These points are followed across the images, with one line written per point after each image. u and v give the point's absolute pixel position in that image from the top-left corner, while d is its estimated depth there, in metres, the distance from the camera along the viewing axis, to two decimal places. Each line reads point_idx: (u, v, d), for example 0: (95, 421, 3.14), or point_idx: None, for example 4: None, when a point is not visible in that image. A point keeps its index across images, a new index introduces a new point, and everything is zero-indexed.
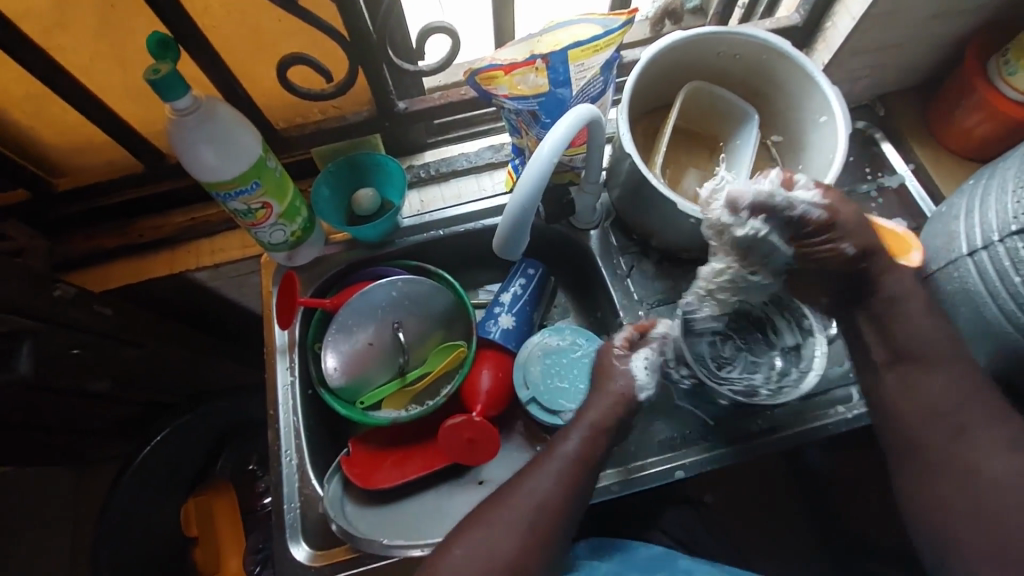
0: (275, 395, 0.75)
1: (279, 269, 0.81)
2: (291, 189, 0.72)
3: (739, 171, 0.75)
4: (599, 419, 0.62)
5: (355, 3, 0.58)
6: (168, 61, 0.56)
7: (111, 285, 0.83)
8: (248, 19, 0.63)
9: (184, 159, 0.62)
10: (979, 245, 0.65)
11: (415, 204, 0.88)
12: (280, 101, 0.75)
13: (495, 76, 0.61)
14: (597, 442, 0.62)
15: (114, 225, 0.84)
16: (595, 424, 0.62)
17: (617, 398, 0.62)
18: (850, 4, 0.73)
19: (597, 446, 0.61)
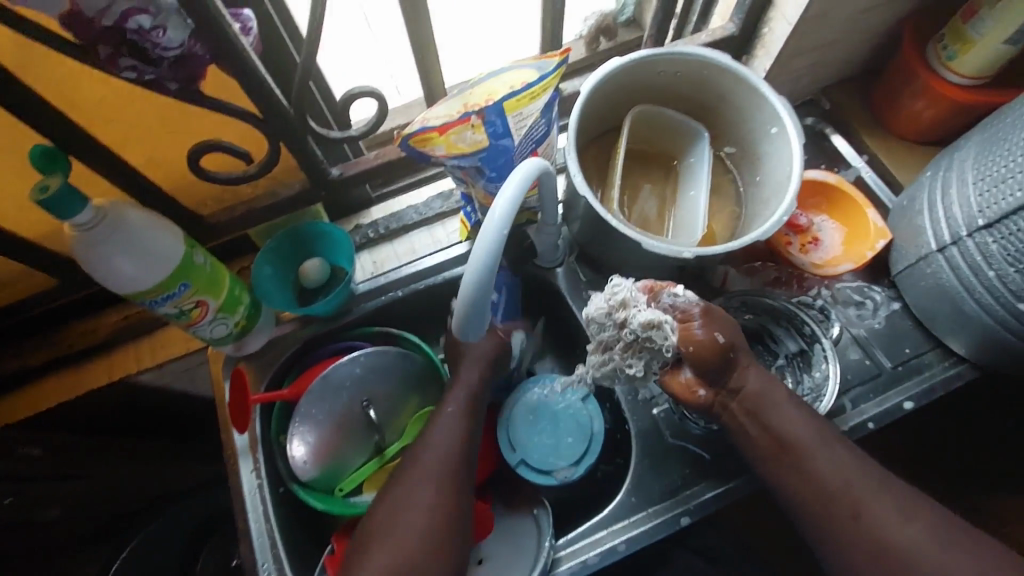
0: (243, 503, 0.69)
1: (227, 359, 0.74)
2: (227, 278, 0.66)
3: (699, 191, 0.72)
4: (417, 475, 0.60)
5: (263, 82, 0.53)
6: (58, 176, 0.49)
7: (44, 406, 0.75)
8: (149, 110, 0.57)
9: (97, 274, 0.56)
10: (949, 241, 0.64)
11: (367, 266, 0.82)
12: (201, 186, 0.69)
13: (429, 138, 0.58)
14: (407, 500, 0.58)
15: (36, 340, 0.76)
16: (416, 481, 0.59)
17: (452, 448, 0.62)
18: (784, 8, 0.71)
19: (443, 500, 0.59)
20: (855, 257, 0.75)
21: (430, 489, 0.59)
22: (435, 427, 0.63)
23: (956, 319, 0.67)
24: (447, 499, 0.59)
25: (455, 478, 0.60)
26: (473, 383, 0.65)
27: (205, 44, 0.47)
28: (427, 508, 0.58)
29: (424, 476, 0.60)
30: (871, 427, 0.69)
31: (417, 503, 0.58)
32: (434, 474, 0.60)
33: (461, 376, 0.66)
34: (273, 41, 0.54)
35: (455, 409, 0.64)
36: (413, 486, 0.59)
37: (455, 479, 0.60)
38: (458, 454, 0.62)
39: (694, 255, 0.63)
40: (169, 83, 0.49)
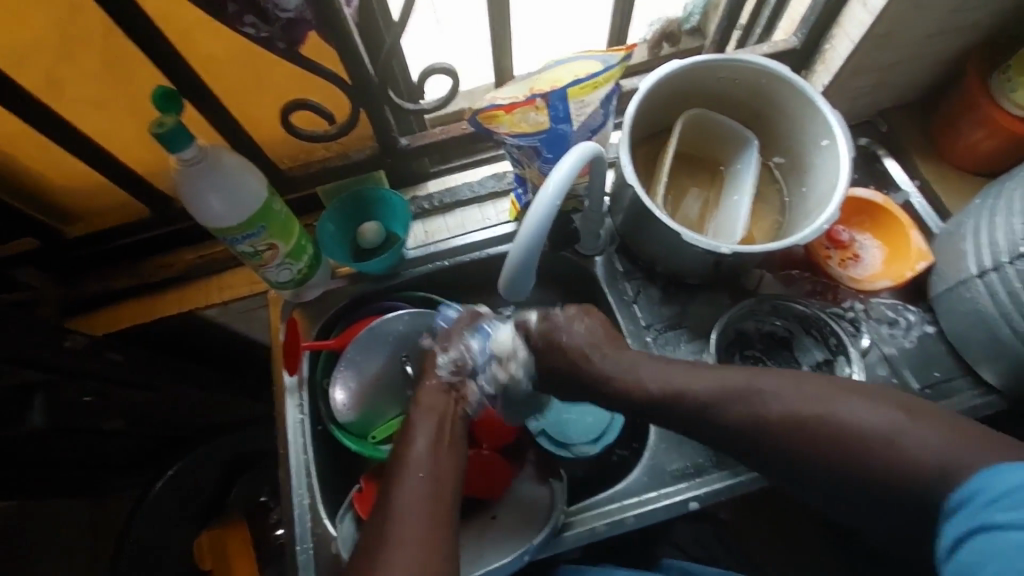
0: (285, 434, 0.75)
1: (285, 305, 0.81)
2: (297, 227, 0.72)
3: (742, 197, 0.75)
4: (403, 482, 0.60)
5: (356, 52, 0.59)
6: (172, 115, 0.57)
7: (125, 325, 0.84)
8: (251, 67, 0.65)
9: (192, 207, 0.63)
10: (989, 267, 0.65)
11: (419, 235, 0.88)
12: (284, 142, 0.76)
13: (495, 116, 0.63)
14: (398, 502, 0.58)
15: (123, 266, 0.85)
16: (401, 487, 0.59)
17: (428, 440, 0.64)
18: (847, 27, 0.73)
19: (436, 482, 0.60)
20: (894, 276, 0.76)
21: (416, 490, 0.59)
22: (414, 437, 0.64)
23: (991, 347, 0.68)
24: (434, 497, 0.59)
25: (440, 493, 0.60)
26: (438, 390, 0.69)
27: (313, 10, 0.54)
28: (418, 507, 0.58)
29: (410, 477, 0.60)
30: None
31: (405, 503, 0.58)
32: (421, 480, 0.60)
33: (424, 398, 0.67)
34: (368, 16, 0.61)
35: (432, 414, 0.66)
36: (400, 490, 0.59)
37: (440, 482, 0.61)
38: (441, 457, 0.63)
39: (731, 252, 0.66)
40: (277, 42, 0.55)
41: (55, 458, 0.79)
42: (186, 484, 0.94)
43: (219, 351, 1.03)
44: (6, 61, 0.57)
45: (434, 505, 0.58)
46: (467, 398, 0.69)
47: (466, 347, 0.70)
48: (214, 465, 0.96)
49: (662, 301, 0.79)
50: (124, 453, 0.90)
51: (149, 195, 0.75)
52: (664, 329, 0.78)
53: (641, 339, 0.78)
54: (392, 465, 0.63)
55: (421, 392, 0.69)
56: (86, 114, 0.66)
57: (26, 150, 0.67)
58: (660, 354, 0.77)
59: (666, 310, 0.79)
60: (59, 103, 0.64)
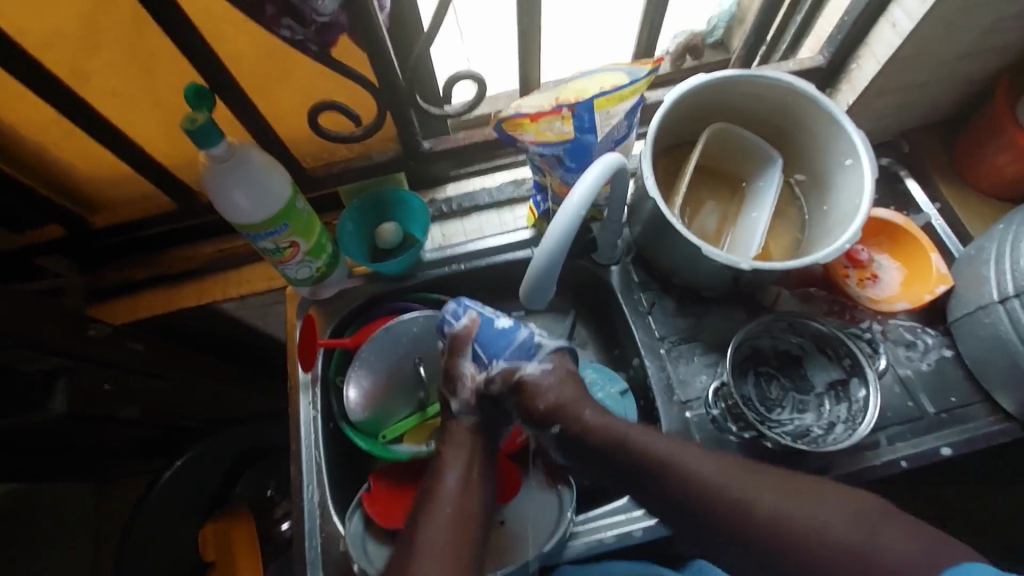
0: (298, 429, 0.75)
1: (302, 302, 0.82)
2: (318, 227, 0.73)
3: (760, 214, 0.75)
4: (431, 517, 0.62)
5: (386, 56, 0.60)
6: (204, 112, 0.57)
7: (141, 316, 0.85)
8: (281, 67, 0.66)
9: (218, 203, 0.64)
10: (1011, 293, 0.64)
11: (436, 237, 0.88)
12: (308, 140, 0.77)
13: (521, 124, 0.63)
14: (423, 540, 0.60)
15: (145, 257, 0.86)
16: (426, 525, 0.61)
17: (461, 477, 0.65)
18: (875, 47, 0.73)
19: (464, 521, 0.62)
20: (913, 298, 0.76)
21: (443, 527, 0.61)
22: (445, 472, 0.65)
23: (1010, 375, 0.67)
24: (461, 534, 0.61)
25: (466, 536, 0.61)
26: (466, 429, 0.68)
27: (348, 14, 0.54)
28: (444, 547, 0.59)
29: (436, 512, 0.62)
30: (903, 466, 0.69)
31: (432, 539, 0.60)
32: (449, 522, 0.61)
33: (454, 433, 0.68)
34: (400, 21, 0.61)
35: (461, 449, 0.67)
36: (426, 527, 0.61)
37: (467, 516, 0.62)
38: (468, 493, 0.64)
39: (750, 268, 0.65)
40: (310, 44, 0.56)
41: (68, 441, 0.79)
42: (195, 474, 0.94)
43: (232, 344, 1.04)
44: (47, 54, 0.59)
45: (457, 539, 0.60)
46: (489, 436, 0.69)
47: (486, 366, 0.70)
48: (222, 457, 0.97)
49: (677, 313, 0.79)
50: (138, 440, 0.91)
51: (174, 187, 0.76)
52: (677, 341, 0.78)
53: (654, 351, 0.78)
54: (423, 497, 0.65)
55: (450, 428, 0.69)
56: (117, 106, 0.67)
57: (57, 138, 0.68)
58: (673, 367, 0.77)
59: (681, 322, 0.79)
60: (94, 96, 0.65)
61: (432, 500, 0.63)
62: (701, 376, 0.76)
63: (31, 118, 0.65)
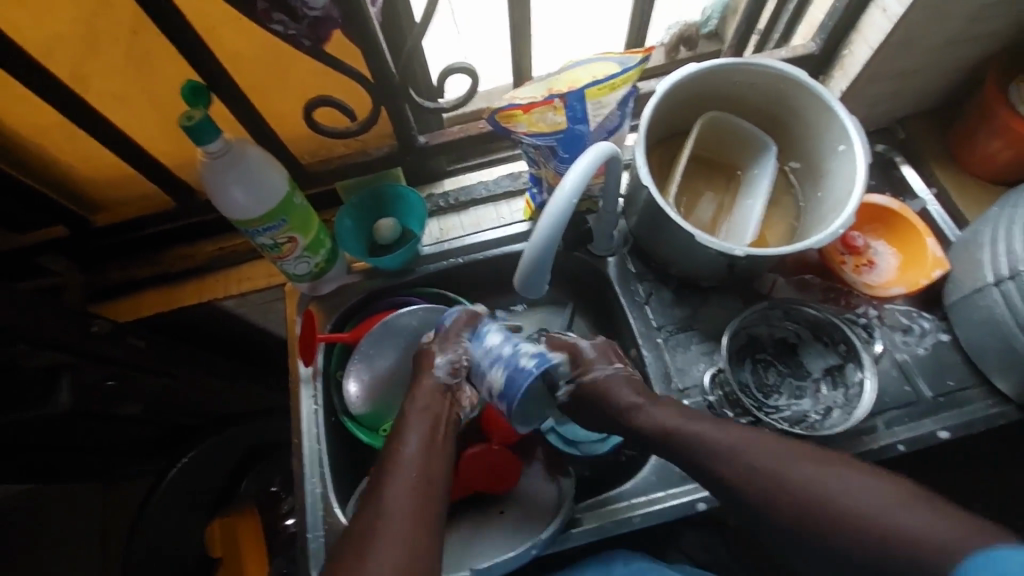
0: (299, 423, 0.76)
1: (301, 299, 0.83)
2: (316, 222, 0.74)
3: (754, 202, 0.75)
4: (392, 481, 0.59)
5: (379, 51, 0.61)
6: (200, 108, 0.58)
7: (143, 314, 0.86)
8: (277, 65, 0.66)
9: (215, 199, 0.65)
10: (1006, 275, 0.64)
11: (434, 232, 0.89)
12: (305, 137, 0.78)
13: (514, 115, 0.63)
14: (385, 505, 0.58)
15: (146, 256, 0.87)
16: (389, 487, 0.59)
17: (428, 442, 0.63)
18: (867, 33, 0.73)
19: (429, 485, 0.60)
20: (909, 284, 0.76)
21: (405, 489, 0.59)
22: (408, 435, 0.64)
23: (1007, 357, 0.68)
24: (422, 497, 0.59)
25: (429, 496, 0.59)
26: (433, 390, 0.68)
27: (340, 9, 0.55)
28: (407, 508, 0.57)
29: (399, 476, 0.60)
30: (901, 450, 0.69)
31: (395, 500, 0.58)
32: (410, 482, 0.59)
33: (420, 395, 0.67)
34: (392, 16, 0.62)
35: (426, 414, 0.65)
36: (390, 488, 0.59)
37: (429, 481, 0.60)
38: (431, 457, 0.62)
39: (744, 254, 0.66)
40: (303, 39, 0.57)
41: (76, 439, 0.80)
42: (201, 470, 0.95)
43: (234, 342, 1.05)
44: (48, 58, 0.60)
45: (421, 501, 0.58)
46: (459, 403, 0.69)
47: (465, 349, 0.71)
48: (226, 455, 0.98)
49: (674, 302, 0.80)
50: (143, 437, 0.92)
51: (173, 186, 0.77)
52: (675, 330, 0.79)
53: (652, 340, 0.78)
54: (383, 462, 0.63)
55: (420, 385, 0.69)
56: (116, 107, 0.68)
57: (58, 139, 0.69)
58: (670, 355, 0.77)
59: (678, 312, 0.79)
60: (94, 97, 0.66)
61: (393, 462, 0.62)
62: (698, 364, 0.77)
63: (33, 120, 0.66)
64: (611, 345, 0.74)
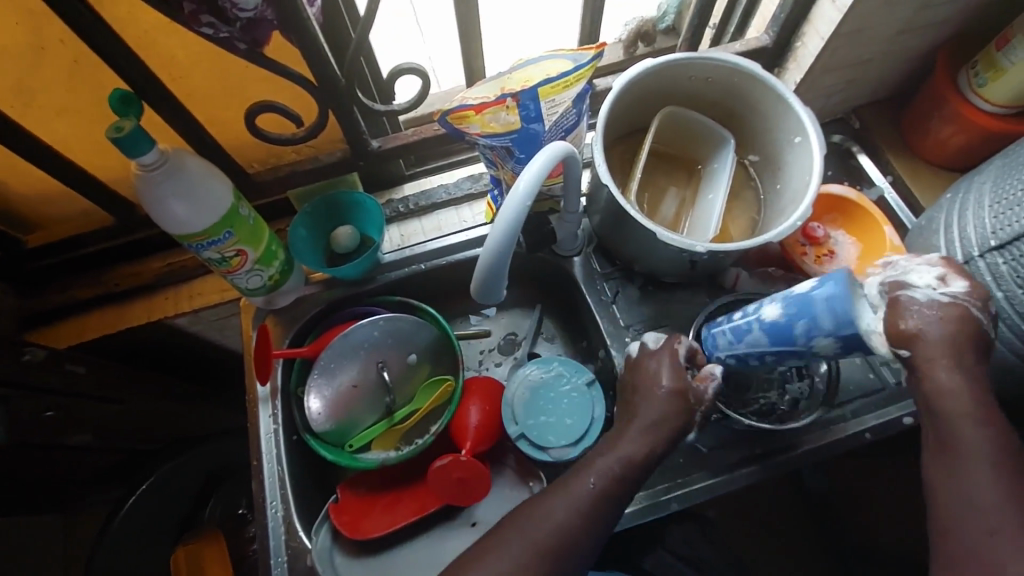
0: (258, 444, 0.74)
1: (257, 313, 0.79)
2: (267, 233, 0.71)
3: (716, 196, 0.75)
4: (540, 497, 0.58)
5: (321, 54, 0.58)
6: (130, 119, 0.55)
7: (88, 337, 0.81)
8: (214, 71, 0.63)
9: (154, 214, 0.61)
10: (960, 261, 0.65)
11: (394, 238, 0.86)
12: (251, 145, 0.74)
13: (466, 116, 0.61)
14: (519, 521, 0.57)
15: (88, 276, 0.82)
16: (530, 503, 0.58)
17: (614, 453, 0.59)
18: (817, 25, 0.73)
19: (591, 502, 0.57)
20: (869, 272, 0.77)
21: (546, 507, 0.57)
22: (624, 439, 0.60)
23: None
24: (573, 513, 0.57)
25: (574, 517, 0.57)
26: (676, 398, 0.61)
27: (273, 9, 0.52)
28: (534, 524, 0.56)
29: (549, 494, 0.58)
30: (867, 437, 0.70)
31: (527, 519, 0.56)
32: (554, 498, 0.57)
33: (657, 400, 0.61)
34: (334, 15, 0.59)
35: (655, 412, 0.60)
36: (540, 501, 0.58)
37: (575, 506, 0.57)
38: (603, 479, 0.58)
39: (707, 251, 0.65)
40: (237, 43, 0.54)
41: (20, 474, 0.76)
42: (161, 497, 0.90)
43: (193, 360, 1.00)
44: None
45: (560, 520, 0.56)
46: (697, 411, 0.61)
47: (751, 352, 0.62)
48: (187, 479, 0.94)
49: (641, 300, 0.79)
50: (96, 467, 0.87)
51: (111, 201, 0.73)
52: (643, 329, 0.78)
53: (620, 340, 0.77)
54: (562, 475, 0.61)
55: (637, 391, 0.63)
56: (43, 122, 0.64)
57: None
58: None
59: (646, 309, 0.79)
60: (16, 111, 0.61)
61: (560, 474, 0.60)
62: None
63: None
64: (936, 281, 0.49)
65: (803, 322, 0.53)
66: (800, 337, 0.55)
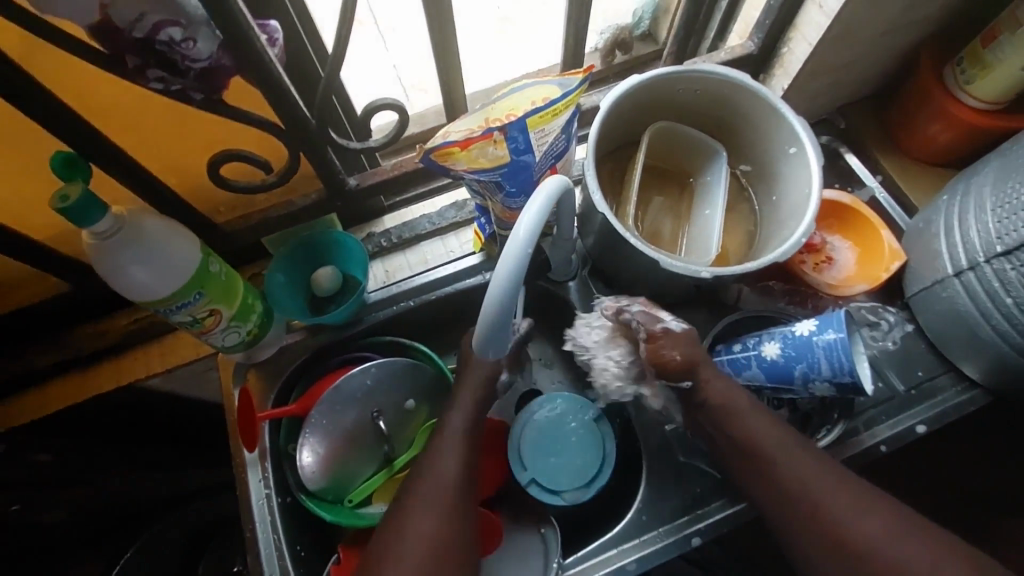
0: (251, 513, 0.68)
1: (237, 369, 0.74)
2: (241, 286, 0.65)
3: (713, 211, 0.72)
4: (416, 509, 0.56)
5: (288, 97, 0.53)
6: (77, 184, 0.49)
7: (54, 407, 0.77)
8: (169, 122, 0.57)
9: (114, 282, 0.55)
10: (965, 266, 0.64)
11: (379, 275, 0.82)
12: (215, 192, 0.69)
13: (451, 153, 0.57)
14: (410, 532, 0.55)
15: (43, 343, 0.75)
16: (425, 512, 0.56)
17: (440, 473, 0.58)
18: (804, 30, 0.71)
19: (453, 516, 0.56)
20: (870, 278, 0.75)
21: (436, 519, 0.55)
22: (446, 451, 0.59)
23: (971, 344, 0.67)
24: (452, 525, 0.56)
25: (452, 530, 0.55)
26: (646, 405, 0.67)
27: (232, 55, 0.47)
28: (427, 538, 0.55)
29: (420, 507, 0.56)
30: (883, 450, 0.69)
31: (424, 530, 0.55)
32: (445, 508, 0.56)
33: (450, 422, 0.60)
34: (297, 52, 0.54)
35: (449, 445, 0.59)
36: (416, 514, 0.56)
37: (456, 518, 0.56)
38: (443, 498, 0.57)
39: (711, 275, 0.62)
40: (194, 93, 0.49)
41: None
42: None
43: None
44: None
45: (449, 532, 0.55)
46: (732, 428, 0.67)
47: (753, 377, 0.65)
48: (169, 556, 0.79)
49: None
50: None
51: (66, 266, 0.66)
52: None
53: None
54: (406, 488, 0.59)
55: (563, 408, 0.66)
56: None
57: None
58: None
59: None
60: None
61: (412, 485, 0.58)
62: None
63: None
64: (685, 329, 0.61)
65: (803, 366, 0.60)
66: (799, 379, 0.61)
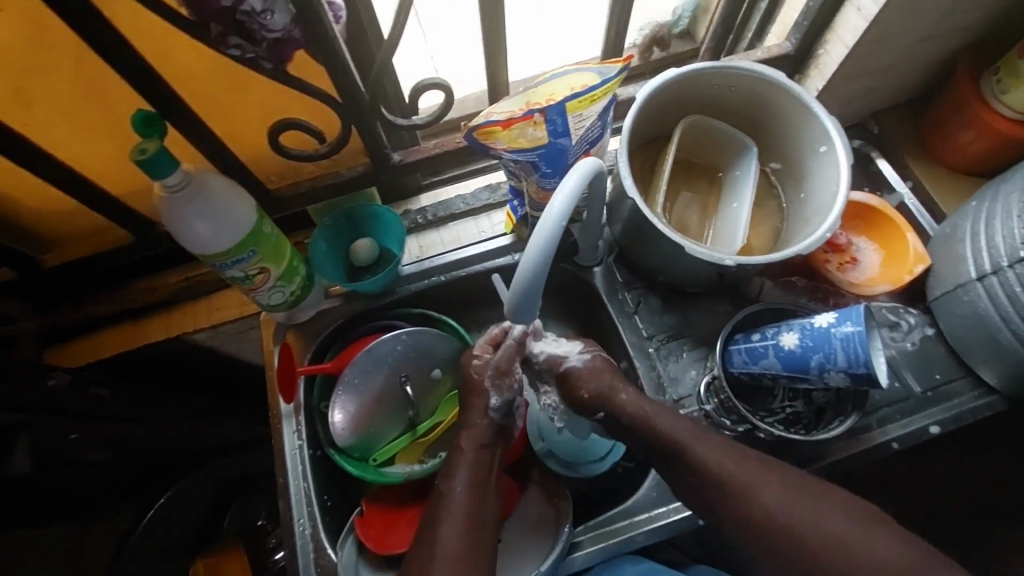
0: (284, 461, 0.73)
1: (278, 328, 0.78)
2: (289, 249, 0.70)
3: (741, 205, 0.74)
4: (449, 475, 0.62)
5: (347, 71, 0.57)
6: (155, 140, 0.54)
7: (105, 352, 0.81)
8: (236, 90, 0.62)
9: (178, 234, 0.60)
10: (989, 271, 0.65)
11: (413, 250, 0.86)
12: (270, 159, 0.74)
13: (493, 132, 0.60)
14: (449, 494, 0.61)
15: (104, 292, 0.82)
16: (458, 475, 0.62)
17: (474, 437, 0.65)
18: (841, 32, 0.73)
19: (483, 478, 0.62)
20: (892, 280, 0.76)
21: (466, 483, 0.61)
22: (471, 419, 0.66)
23: (991, 349, 0.68)
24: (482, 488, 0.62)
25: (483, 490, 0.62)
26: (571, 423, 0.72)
27: (302, 29, 0.51)
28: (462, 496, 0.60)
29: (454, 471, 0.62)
30: (894, 447, 0.71)
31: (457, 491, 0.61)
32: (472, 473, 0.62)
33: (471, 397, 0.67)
34: (357, 31, 0.58)
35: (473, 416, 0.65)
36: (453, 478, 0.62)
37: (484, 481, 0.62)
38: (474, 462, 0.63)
39: (735, 264, 0.64)
40: (264, 62, 0.53)
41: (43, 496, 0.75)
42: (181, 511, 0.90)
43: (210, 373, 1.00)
44: None
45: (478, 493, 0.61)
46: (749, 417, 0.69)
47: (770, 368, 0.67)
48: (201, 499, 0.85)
49: (664, 310, 0.79)
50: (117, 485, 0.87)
51: (131, 220, 0.72)
52: (666, 339, 0.78)
53: (643, 350, 0.77)
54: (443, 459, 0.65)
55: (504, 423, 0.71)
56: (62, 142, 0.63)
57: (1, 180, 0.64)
58: (662, 365, 0.77)
59: (668, 319, 0.79)
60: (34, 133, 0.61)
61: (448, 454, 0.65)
62: (690, 372, 0.76)
63: None
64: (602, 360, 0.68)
65: (819, 356, 0.62)
66: (815, 369, 0.63)
